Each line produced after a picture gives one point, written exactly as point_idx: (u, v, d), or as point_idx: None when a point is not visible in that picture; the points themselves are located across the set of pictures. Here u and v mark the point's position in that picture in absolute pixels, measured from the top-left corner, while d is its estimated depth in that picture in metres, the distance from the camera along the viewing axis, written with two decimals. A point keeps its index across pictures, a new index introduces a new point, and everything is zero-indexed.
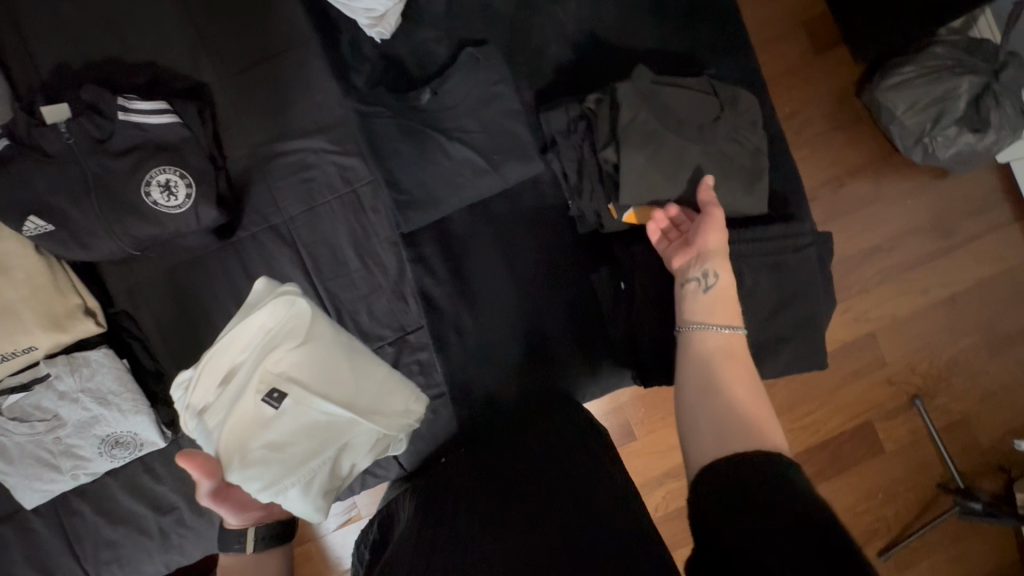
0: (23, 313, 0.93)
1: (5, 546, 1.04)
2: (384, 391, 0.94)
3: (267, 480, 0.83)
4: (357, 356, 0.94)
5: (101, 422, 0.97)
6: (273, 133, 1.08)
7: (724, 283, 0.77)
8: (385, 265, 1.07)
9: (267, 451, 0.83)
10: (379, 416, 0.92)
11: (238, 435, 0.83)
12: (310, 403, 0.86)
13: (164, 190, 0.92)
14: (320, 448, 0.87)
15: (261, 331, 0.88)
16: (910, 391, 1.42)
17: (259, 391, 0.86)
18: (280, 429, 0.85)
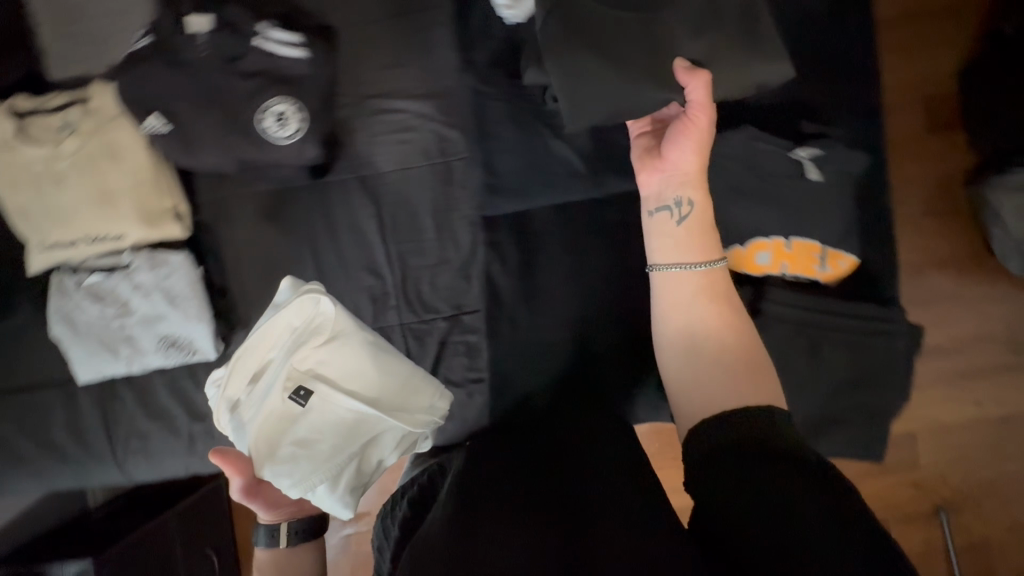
0: (123, 202, 0.97)
1: (50, 409, 1.10)
2: (411, 390, 0.94)
3: (297, 479, 0.86)
4: (383, 353, 0.94)
5: (164, 320, 1.01)
6: (385, 88, 1.09)
7: (695, 213, 0.78)
8: (458, 242, 1.08)
9: (295, 449, 0.87)
10: (402, 414, 0.92)
11: (268, 432, 0.87)
12: (335, 400, 0.90)
13: (277, 120, 0.94)
14: (346, 443, 0.90)
15: (286, 329, 0.92)
16: (939, 502, 1.36)
17: (283, 391, 0.89)
18: (307, 426, 0.89)
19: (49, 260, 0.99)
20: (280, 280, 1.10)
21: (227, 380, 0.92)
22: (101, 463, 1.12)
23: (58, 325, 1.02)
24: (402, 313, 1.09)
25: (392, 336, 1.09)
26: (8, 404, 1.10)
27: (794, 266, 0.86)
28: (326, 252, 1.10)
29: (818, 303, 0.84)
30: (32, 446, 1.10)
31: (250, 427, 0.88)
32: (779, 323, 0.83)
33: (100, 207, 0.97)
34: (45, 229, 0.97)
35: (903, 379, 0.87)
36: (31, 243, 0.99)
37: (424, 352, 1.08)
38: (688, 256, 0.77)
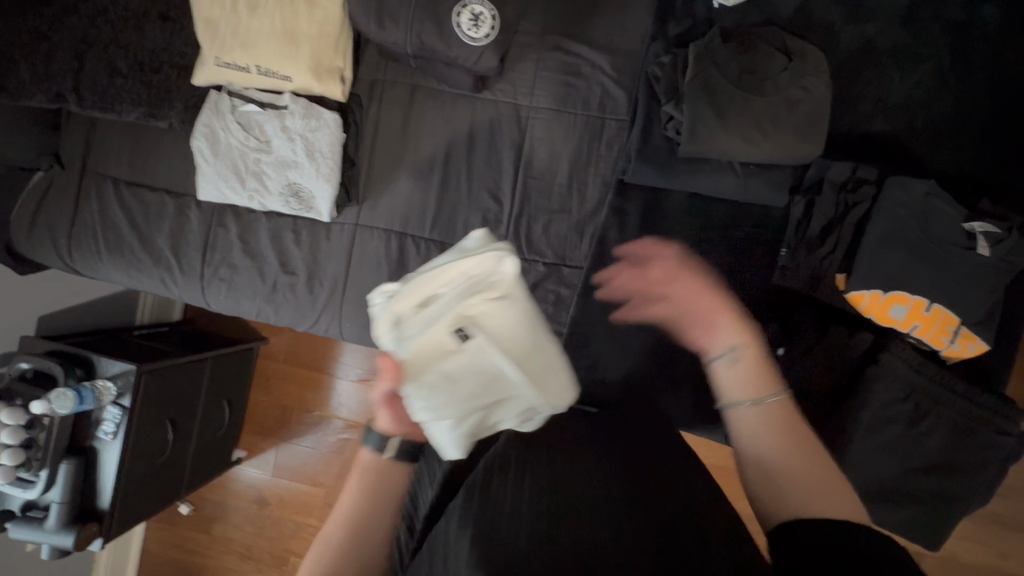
0: (302, 47, 1.00)
1: (162, 212, 1.16)
2: (552, 371, 0.82)
3: (430, 407, 0.73)
4: (544, 329, 0.83)
5: (298, 170, 1.04)
6: (569, 29, 1.09)
7: (753, 353, 0.66)
8: (585, 197, 1.08)
9: (436, 385, 0.74)
10: (544, 392, 0.80)
11: (418, 358, 0.76)
12: (490, 355, 0.78)
13: (471, 20, 0.96)
14: (481, 395, 0.77)
15: (467, 269, 0.78)
16: None
17: (445, 323, 0.77)
18: (455, 368, 0.77)
19: (215, 75, 1.02)
20: (406, 173, 1.13)
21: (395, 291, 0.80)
22: (185, 279, 1.16)
23: (198, 139, 1.05)
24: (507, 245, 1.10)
25: None
26: (127, 194, 1.16)
27: (924, 329, 0.85)
28: (457, 164, 1.12)
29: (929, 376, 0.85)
30: (134, 240, 1.16)
31: (402, 343, 0.76)
32: (890, 378, 0.85)
33: (281, 44, 1.00)
34: (224, 46, 1.01)
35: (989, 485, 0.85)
36: (205, 54, 1.02)
37: None
38: (734, 374, 0.67)
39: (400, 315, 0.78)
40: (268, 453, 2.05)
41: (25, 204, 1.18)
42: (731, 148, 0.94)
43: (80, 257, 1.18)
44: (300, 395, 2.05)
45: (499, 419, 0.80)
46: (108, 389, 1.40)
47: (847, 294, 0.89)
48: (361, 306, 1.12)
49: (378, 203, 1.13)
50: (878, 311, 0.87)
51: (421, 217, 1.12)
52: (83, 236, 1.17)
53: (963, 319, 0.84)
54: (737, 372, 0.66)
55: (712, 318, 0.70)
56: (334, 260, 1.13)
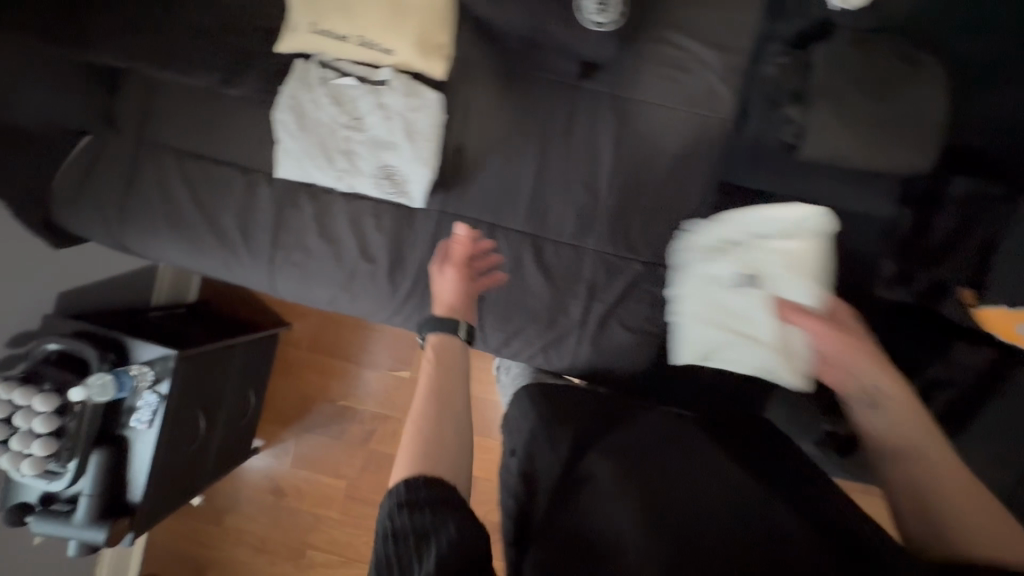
0: (408, 19, 0.93)
1: (229, 188, 1.07)
2: (802, 355, 0.92)
3: (680, 314, 1.01)
4: (806, 279, 0.93)
5: (393, 150, 0.98)
6: (678, 20, 1.05)
7: (887, 392, 0.77)
8: (686, 196, 1.05)
9: (717, 313, 0.98)
10: (792, 352, 0.93)
11: (707, 296, 0.99)
12: (762, 298, 0.95)
13: (597, 4, 0.93)
14: (731, 325, 0.97)
15: (803, 261, 0.94)
16: None
17: (732, 265, 0.97)
18: (728, 303, 0.97)
19: (308, 43, 0.94)
20: (498, 161, 1.07)
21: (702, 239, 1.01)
22: (253, 261, 1.08)
23: (283, 112, 0.98)
24: (602, 241, 1.06)
25: (584, 259, 1.06)
26: (191, 166, 1.06)
27: None
28: (552, 154, 1.07)
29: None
30: (197, 216, 1.07)
31: (687, 275, 1.01)
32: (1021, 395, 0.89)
33: (385, 14, 0.92)
34: (321, 12, 0.92)
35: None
36: (296, 19, 0.94)
37: (609, 286, 1.06)
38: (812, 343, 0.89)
39: (715, 269, 0.98)
40: (288, 443, 1.96)
41: (75, 170, 1.08)
42: (852, 156, 0.93)
43: (135, 231, 1.09)
44: (324, 383, 1.96)
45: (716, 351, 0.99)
46: (146, 374, 1.30)
47: (971, 309, 0.91)
48: None
49: (467, 191, 1.07)
50: (1002, 327, 0.89)
51: (512, 208, 1.07)
52: (139, 208, 1.08)
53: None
54: (861, 375, 0.80)
55: (849, 362, 0.82)
56: (418, 248, 1.08)
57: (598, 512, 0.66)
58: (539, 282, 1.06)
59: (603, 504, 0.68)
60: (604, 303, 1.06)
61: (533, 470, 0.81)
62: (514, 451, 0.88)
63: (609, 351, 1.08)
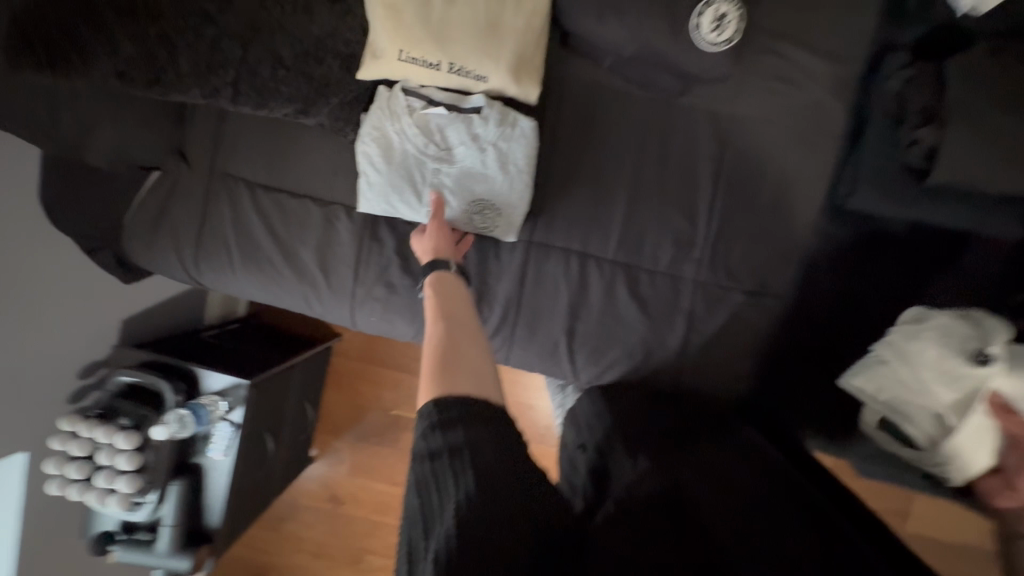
0: (504, 44, 0.87)
1: (307, 221, 1.02)
2: (987, 447, 0.78)
3: (896, 347, 0.90)
4: None
5: (487, 182, 0.92)
6: (785, 28, 0.96)
7: None
8: (791, 221, 0.99)
9: (920, 363, 0.87)
10: (974, 442, 0.79)
11: (924, 341, 0.87)
12: (985, 378, 0.80)
13: (714, 22, 0.86)
14: (925, 380, 0.85)
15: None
16: None
17: (991, 348, 0.82)
18: (940, 362, 0.84)
19: (394, 70, 0.87)
20: (588, 186, 1.01)
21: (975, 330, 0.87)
22: (333, 296, 1.04)
23: (367, 143, 0.92)
24: (701, 270, 1.01)
25: (681, 289, 1.01)
26: (268, 199, 1.02)
27: None
28: (647, 177, 1.00)
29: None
30: (274, 252, 1.02)
31: (930, 325, 0.89)
32: None
33: (479, 38, 0.86)
34: (409, 37, 0.85)
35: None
36: (381, 44, 0.86)
37: (709, 317, 1.01)
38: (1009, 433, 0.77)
39: (969, 336, 0.86)
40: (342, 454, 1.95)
41: (149, 206, 1.04)
42: (986, 180, 0.85)
43: (210, 269, 1.04)
44: (377, 393, 1.94)
45: (895, 402, 0.89)
46: (219, 405, 1.28)
47: None
48: (535, 330, 1.03)
49: (556, 219, 1.01)
50: None
51: (604, 235, 1.01)
52: (213, 244, 1.03)
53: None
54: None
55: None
56: (505, 280, 1.03)
57: (664, 492, 0.67)
58: (635, 314, 1.01)
59: (666, 486, 0.68)
60: (702, 335, 1.01)
61: (603, 460, 0.83)
62: (584, 445, 0.89)
63: (708, 384, 1.03)
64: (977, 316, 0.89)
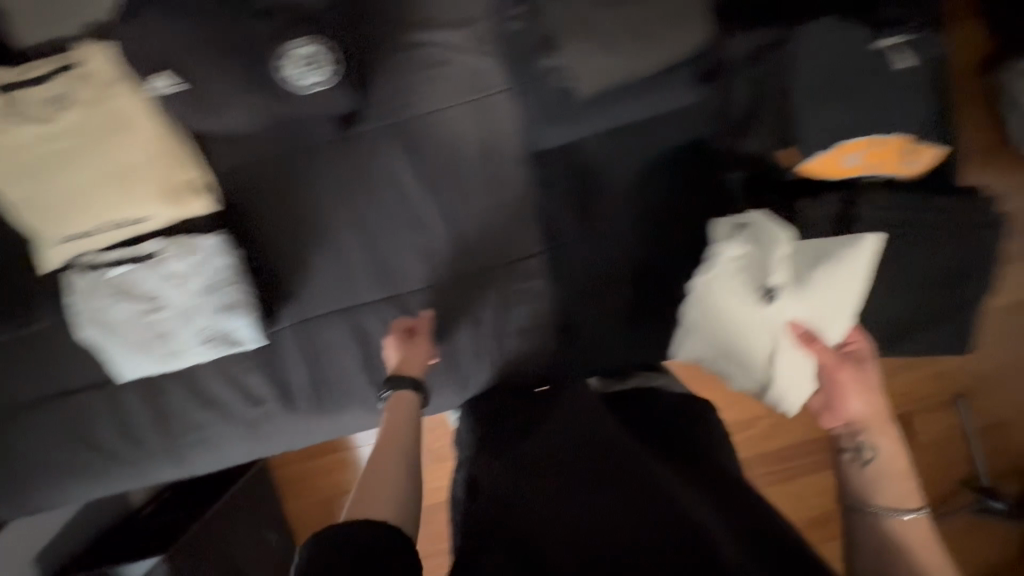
0: (141, 180, 0.89)
1: (93, 411, 1.04)
2: (806, 377, 0.84)
3: (695, 306, 0.92)
4: (832, 308, 0.83)
5: (202, 312, 0.92)
6: (403, 19, 0.97)
7: (887, 457, 0.74)
8: (505, 186, 1.02)
9: (727, 311, 0.88)
10: (791, 374, 0.85)
11: (721, 289, 0.89)
12: (782, 309, 0.84)
13: (305, 65, 0.84)
14: (737, 331, 0.88)
15: (836, 295, 0.83)
16: (959, 390, 1.37)
17: (773, 280, 0.85)
18: (743, 307, 0.87)
19: (68, 252, 0.92)
20: (318, 250, 1.03)
21: (753, 250, 0.87)
22: (157, 459, 1.06)
23: (91, 326, 0.93)
24: (455, 268, 1.04)
25: (447, 294, 1.04)
26: (46, 410, 1.03)
27: (880, 164, 0.88)
28: (363, 210, 1.03)
29: (899, 202, 0.87)
30: (81, 451, 1.04)
31: (721, 266, 0.88)
32: (877, 225, 0.86)
33: (115, 187, 0.89)
34: (59, 220, 0.89)
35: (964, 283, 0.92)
36: (44, 236, 0.92)
37: (483, 306, 1.04)
38: (817, 360, 0.83)
39: (758, 264, 0.86)
40: None
41: None
42: (618, 66, 0.88)
43: (35, 496, 1.05)
44: None
45: (714, 357, 0.93)
46: None
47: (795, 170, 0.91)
48: (344, 397, 1.06)
49: (307, 292, 1.03)
50: (824, 172, 0.90)
51: (358, 285, 1.04)
52: (23, 474, 1.04)
53: (909, 134, 0.86)
54: (844, 392, 0.80)
55: (836, 370, 0.81)
56: (294, 366, 1.05)
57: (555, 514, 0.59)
58: None
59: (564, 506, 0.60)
60: (487, 324, 1.04)
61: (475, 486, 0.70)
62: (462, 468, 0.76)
63: (517, 366, 1.04)
64: (758, 226, 0.86)
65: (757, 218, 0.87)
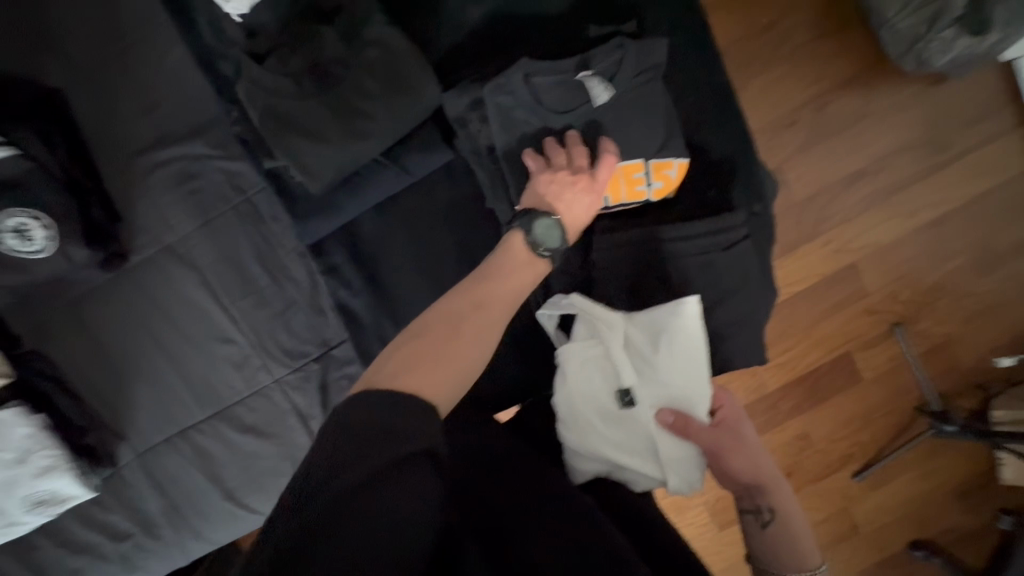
0: None
1: None
2: (695, 462, 0.74)
3: (570, 425, 0.77)
4: (685, 384, 0.74)
5: (20, 484, 0.93)
6: (144, 144, 0.96)
7: (779, 514, 0.72)
8: (296, 279, 1.00)
9: (599, 428, 0.75)
10: (683, 464, 0.74)
11: (580, 408, 0.76)
12: (642, 405, 0.75)
13: (17, 235, 0.83)
14: (619, 445, 0.75)
15: (691, 369, 0.74)
16: (892, 317, 1.34)
17: (625, 379, 0.75)
18: (607, 417, 0.76)
19: None
20: (137, 384, 1.02)
21: (597, 349, 0.77)
22: None
23: None
24: (272, 369, 1.02)
25: (272, 396, 1.02)
26: None
27: (617, 193, 0.81)
28: (165, 333, 1.01)
29: (648, 232, 0.81)
30: None
31: (570, 383, 0.77)
32: (610, 263, 0.82)
33: None
34: None
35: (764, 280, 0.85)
36: None
37: (310, 401, 1.02)
38: (701, 445, 0.73)
39: (603, 369, 0.77)
40: None
41: None
42: (340, 154, 0.86)
43: None
44: None
45: (615, 469, 0.77)
46: None
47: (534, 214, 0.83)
48: (203, 514, 1.04)
49: (138, 424, 1.03)
50: None
51: (182, 406, 1.02)
52: None
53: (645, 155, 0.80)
54: (733, 464, 0.73)
55: (724, 452, 0.73)
56: (149, 497, 1.04)
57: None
58: (258, 442, 1.02)
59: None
60: (318, 417, 1.02)
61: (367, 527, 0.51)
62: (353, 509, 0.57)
63: None
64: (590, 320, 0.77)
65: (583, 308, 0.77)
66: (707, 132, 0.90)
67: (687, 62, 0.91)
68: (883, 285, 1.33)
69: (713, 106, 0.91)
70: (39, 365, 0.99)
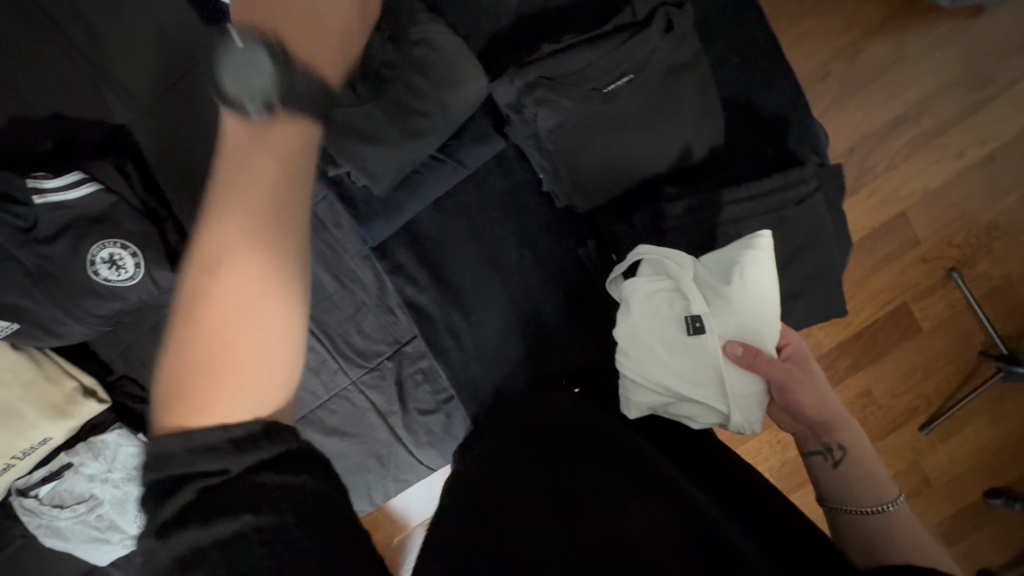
0: (25, 412, 0.94)
1: None
2: (759, 398, 0.74)
3: (634, 355, 0.78)
4: (754, 321, 0.74)
5: (133, 498, 0.99)
6: (206, 165, 0.99)
7: (851, 451, 0.73)
8: (363, 282, 1.02)
9: (664, 358, 0.76)
10: (748, 399, 0.74)
11: (648, 339, 0.77)
12: (712, 338, 0.74)
13: (111, 266, 0.88)
14: (685, 376, 0.75)
15: (761, 305, 0.74)
16: (947, 262, 1.30)
17: (694, 308, 0.75)
18: (674, 349, 0.76)
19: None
20: None
21: (664, 284, 0.78)
22: None
23: (48, 540, 0.98)
24: (349, 371, 1.04)
25: (352, 397, 1.05)
26: None
27: None
28: None
29: (713, 189, 0.81)
30: None
31: (636, 314, 0.77)
32: (684, 232, 0.81)
33: (7, 427, 0.93)
34: None
35: (834, 232, 0.84)
36: None
37: (387, 397, 1.06)
38: (768, 377, 0.73)
39: (671, 304, 0.77)
40: None
41: None
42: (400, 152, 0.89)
43: None
44: None
45: (675, 402, 0.76)
46: None
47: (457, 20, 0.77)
48: None
49: None
50: None
51: None
52: None
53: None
54: (801, 398, 0.73)
55: (793, 390, 0.73)
56: None
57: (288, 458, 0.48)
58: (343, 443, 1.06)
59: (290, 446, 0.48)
60: (396, 413, 1.06)
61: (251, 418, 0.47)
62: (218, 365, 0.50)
63: (435, 436, 1.06)
64: (657, 257, 0.77)
65: (648, 250, 0.78)
66: (755, 92, 0.90)
67: (725, 24, 0.91)
68: (934, 231, 1.30)
69: (757, 66, 0.91)
70: (131, 387, 1.04)
